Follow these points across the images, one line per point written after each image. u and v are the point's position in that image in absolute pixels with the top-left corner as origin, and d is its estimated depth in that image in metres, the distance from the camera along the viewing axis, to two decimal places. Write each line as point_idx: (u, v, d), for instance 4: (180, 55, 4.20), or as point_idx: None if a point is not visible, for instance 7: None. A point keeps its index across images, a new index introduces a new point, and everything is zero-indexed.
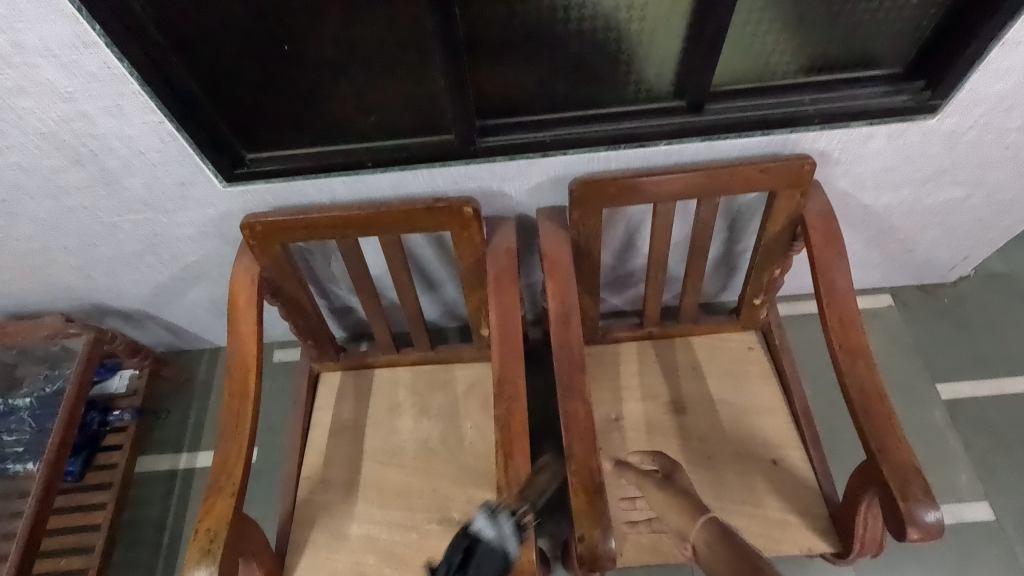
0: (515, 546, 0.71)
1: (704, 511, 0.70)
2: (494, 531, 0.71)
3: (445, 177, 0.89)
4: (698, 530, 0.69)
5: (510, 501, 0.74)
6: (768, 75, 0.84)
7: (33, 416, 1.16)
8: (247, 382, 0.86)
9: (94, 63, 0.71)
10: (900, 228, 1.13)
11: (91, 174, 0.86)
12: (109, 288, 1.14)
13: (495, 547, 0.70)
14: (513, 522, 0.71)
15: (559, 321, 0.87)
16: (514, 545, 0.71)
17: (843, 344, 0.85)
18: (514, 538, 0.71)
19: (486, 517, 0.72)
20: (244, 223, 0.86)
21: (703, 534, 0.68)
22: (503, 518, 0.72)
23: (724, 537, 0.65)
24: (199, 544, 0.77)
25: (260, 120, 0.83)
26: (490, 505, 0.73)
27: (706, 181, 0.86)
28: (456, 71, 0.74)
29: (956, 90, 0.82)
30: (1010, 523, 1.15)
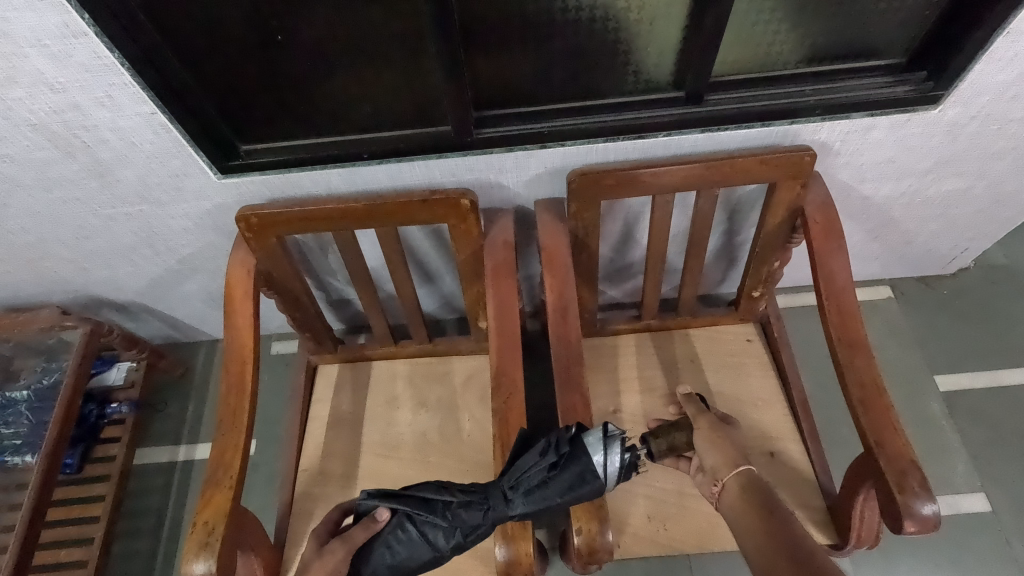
0: (613, 480, 0.74)
1: (744, 462, 0.82)
2: (603, 458, 0.74)
3: (442, 169, 0.88)
4: (733, 475, 0.81)
5: (625, 435, 0.76)
6: (769, 64, 0.83)
7: (30, 409, 1.15)
8: (245, 373, 0.86)
9: (85, 53, 0.70)
10: (901, 220, 1.13)
11: (83, 166, 0.85)
12: (105, 281, 1.13)
13: (598, 474, 0.74)
14: (623, 460, 0.75)
15: (557, 314, 0.86)
16: (611, 480, 0.74)
17: (842, 337, 0.85)
18: (615, 472, 0.75)
19: (601, 441, 0.75)
20: (239, 215, 0.85)
21: (736, 478, 0.81)
22: (616, 448, 0.75)
23: (758, 495, 0.78)
24: (196, 537, 0.77)
25: (253, 110, 0.82)
26: (608, 428, 0.76)
27: (704, 173, 0.85)
28: (453, 61, 0.73)
29: (959, 80, 0.81)
30: (1006, 514, 1.15)
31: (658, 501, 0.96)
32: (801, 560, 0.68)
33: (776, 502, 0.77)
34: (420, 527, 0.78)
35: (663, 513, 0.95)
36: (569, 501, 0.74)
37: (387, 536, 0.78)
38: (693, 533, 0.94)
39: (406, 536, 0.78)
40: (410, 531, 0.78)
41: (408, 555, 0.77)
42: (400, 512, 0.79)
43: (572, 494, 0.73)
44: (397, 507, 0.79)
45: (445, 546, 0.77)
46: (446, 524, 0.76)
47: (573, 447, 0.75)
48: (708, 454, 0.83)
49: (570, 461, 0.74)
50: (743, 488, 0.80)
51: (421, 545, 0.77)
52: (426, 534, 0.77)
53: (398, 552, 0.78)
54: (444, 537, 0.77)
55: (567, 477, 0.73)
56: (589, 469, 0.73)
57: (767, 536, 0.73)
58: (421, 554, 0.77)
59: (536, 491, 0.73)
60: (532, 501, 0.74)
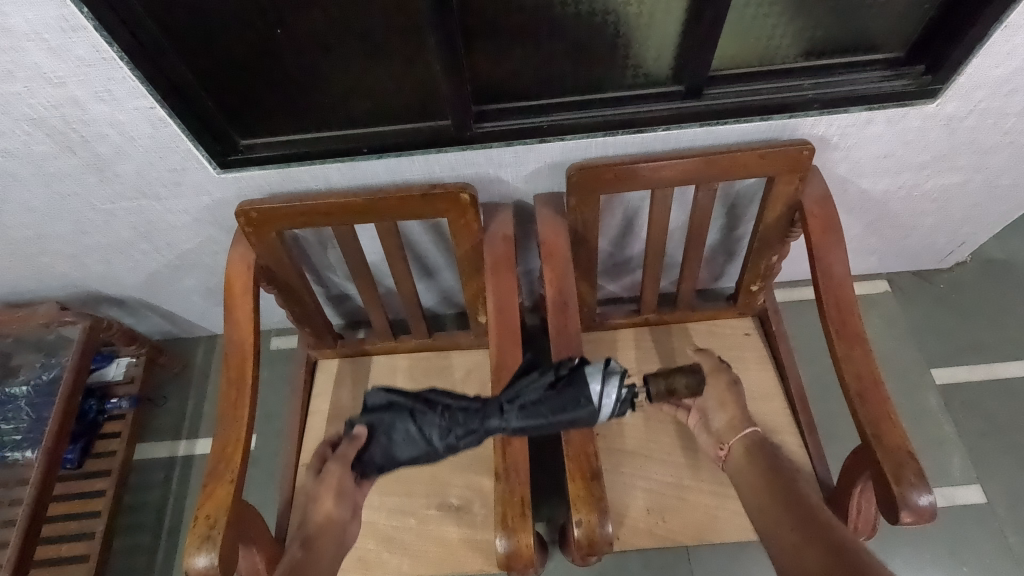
0: (606, 411, 0.80)
1: (750, 425, 0.89)
2: (599, 387, 0.80)
3: (441, 163, 0.88)
4: (739, 438, 0.88)
5: (625, 371, 0.82)
6: (768, 59, 0.83)
7: (30, 405, 1.15)
8: (245, 367, 0.87)
9: (83, 47, 0.69)
10: (898, 214, 1.13)
11: (82, 160, 0.85)
12: (104, 276, 1.13)
13: (592, 400, 0.80)
14: (619, 392, 0.80)
15: (556, 308, 0.87)
16: (604, 409, 0.80)
17: (840, 330, 0.85)
18: (609, 406, 0.80)
19: (600, 372, 0.81)
20: (239, 210, 0.85)
21: (740, 441, 0.88)
22: (612, 382, 0.80)
23: (764, 454, 0.85)
24: (198, 530, 0.77)
25: (252, 105, 0.81)
26: (609, 363, 0.82)
27: (703, 167, 0.85)
28: (453, 55, 0.73)
29: (957, 73, 0.81)
30: (1000, 505, 1.16)
31: (657, 494, 0.97)
32: (801, 513, 0.74)
33: (778, 462, 0.84)
34: (421, 423, 0.85)
35: (662, 506, 0.96)
36: (560, 422, 0.79)
37: (389, 430, 0.86)
38: (691, 525, 0.94)
39: (408, 429, 0.86)
40: (411, 425, 0.86)
41: (407, 448, 0.85)
42: (405, 407, 0.87)
43: (564, 413, 0.79)
44: (402, 403, 0.87)
45: (440, 445, 0.85)
46: (444, 423, 0.85)
47: (572, 372, 0.82)
48: (716, 415, 0.90)
49: (567, 384, 0.81)
50: (747, 449, 0.87)
51: (419, 442, 0.85)
52: (425, 430, 0.85)
53: (398, 445, 0.86)
54: (442, 436, 0.84)
55: (562, 398, 0.80)
56: (584, 394, 0.80)
57: (769, 494, 0.79)
58: (418, 450, 0.85)
59: (531, 407, 0.80)
60: (526, 416, 0.80)
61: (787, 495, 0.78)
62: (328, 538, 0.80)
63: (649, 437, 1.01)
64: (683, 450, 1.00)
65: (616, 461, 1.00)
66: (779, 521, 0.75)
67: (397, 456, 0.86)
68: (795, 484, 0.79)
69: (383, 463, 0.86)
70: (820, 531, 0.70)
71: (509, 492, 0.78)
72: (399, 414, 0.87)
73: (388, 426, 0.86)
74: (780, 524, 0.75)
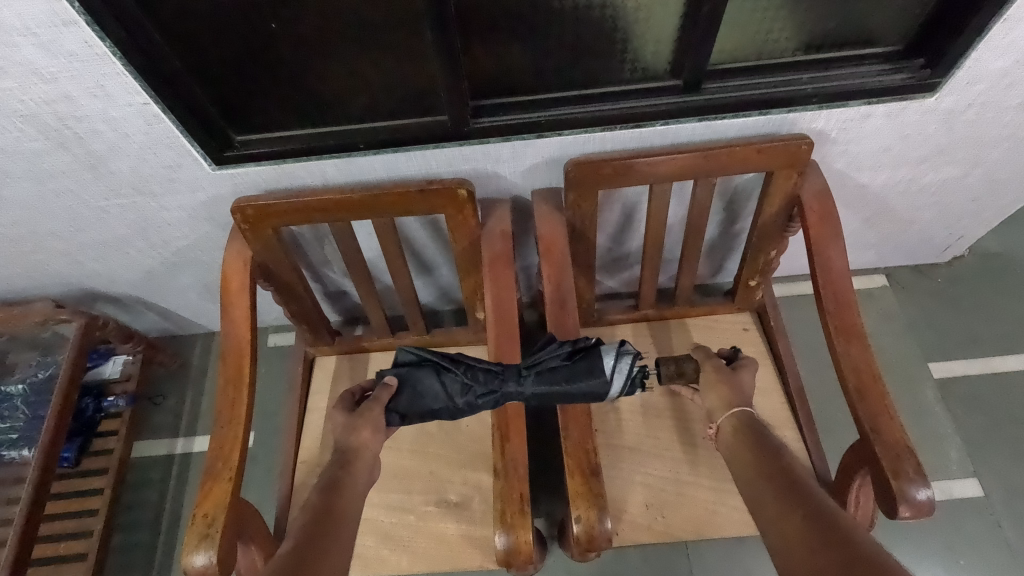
0: (616, 387, 0.81)
1: (739, 403, 0.85)
2: (613, 363, 0.81)
3: (439, 159, 0.88)
4: (726, 415, 0.85)
5: (638, 353, 0.83)
6: (766, 53, 0.83)
7: (27, 404, 1.15)
8: (242, 365, 0.86)
9: (75, 42, 0.68)
10: (897, 208, 1.13)
11: (75, 157, 0.84)
12: (99, 273, 1.12)
13: (605, 373, 0.81)
14: (630, 370, 0.82)
15: (555, 304, 0.86)
16: (614, 386, 0.81)
17: (838, 325, 0.85)
18: (619, 384, 0.81)
19: (614, 350, 0.82)
20: (234, 207, 0.84)
21: (728, 420, 0.84)
22: (627, 361, 0.82)
23: (752, 431, 0.82)
24: (196, 529, 0.77)
25: (247, 100, 0.81)
26: (624, 344, 0.83)
27: (702, 162, 0.85)
28: (449, 49, 0.72)
29: (956, 67, 0.81)
30: (997, 498, 1.17)
31: (656, 489, 0.97)
32: (787, 490, 0.71)
33: (767, 439, 0.80)
34: (444, 378, 0.84)
35: (661, 501, 0.96)
36: (573, 391, 0.80)
37: (413, 383, 0.85)
38: (690, 520, 0.94)
39: (431, 383, 0.84)
40: (434, 380, 0.85)
41: (429, 402, 0.84)
42: (430, 362, 0.86)
43: (578, 384, 0.80)
44: (426, 359, 0.86)
45: (460, 401, 0.83)
46: (465, 380, 0.83)
47: (590, 344, 0.82)
48: (707, 397, 0.88)
49: (584, 356, 0.81)
50: (737, 428, 0.83)
51: (441, 396, 0.84)
52: (447, 385, 0.84)
53: (420, 398, 0.85)
54: (463, 392, 0.83)
55: (578, 369, 0.80)
56: (598, 367, 0.81)
57: (756, 470, 0.76)
58: (440, 404, 0.84)
59: (549, 373, 0.80)
60: (543, 381, 0.80)
61: (777, 472, 0.74)
62: (363, 461, 0.80)
63: (648, 432, 1.01)
64: (682, 446, 1.00)
65: (614, 457, 1.00)
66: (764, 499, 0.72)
67: (419, 409, 0.85)
68: (787, 461, 0.76)
69: (405, 414, 0.85)
70: (809, 508, 0.67)
71: (509, 488, 0.78)
72: (424, 369, 0.86)
73: (413, 379, 0.85)
74: (768, 503, 0.71)
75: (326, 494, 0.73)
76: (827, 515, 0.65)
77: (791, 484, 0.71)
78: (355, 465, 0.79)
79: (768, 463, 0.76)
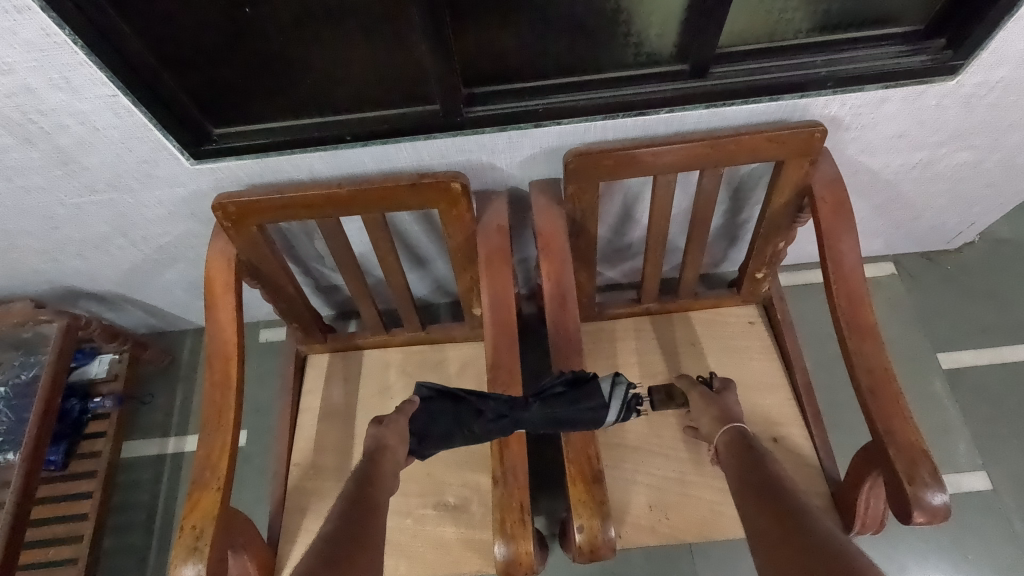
0: (613, 414, 0.79)
1: (731, 421, 0.85)
2: (609, 389, 0.80)
3: (430, 150, 0.83)
4: (722, 432, 0.84)
5: (632, 383, 0.82)
6: (779, 35, 0.78)
7: (9, 407, 1.11)
8: (229, 369, 0.83)
9: (32, 30, 0.63)
10: (909, 195, 1.09)
11: (43, 153, 0.79)
12: (80, 271, 1.08)
13: (604, 397, 0.78)
14: (624, 395, 0.80)
15: (554, 301, 0.83)
16: (610, 414, 0.79)
17: (850, 322, 0.82)
18: (615, 413, 0.80)
19: (609, 379, 0.82)
20: (215, 204, 0.79)
21: (724, 435, 0.84)
22: (621, 391, 0.81)
23: (745, 442, 0.81)
24: (184, 541, 0.74)
25: (224, 91, 0.75)
26: (617, 376, 0.82)
27: (708, 152, 0.80)
28: (439, 34, 0.67)
29: (980, 48, 0.76)
30: (1006, 491, 1.15)
31: (660, 490, 0.94)
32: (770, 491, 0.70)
33: (757, 448, 0.80)
34: (456, 409, 0.80)
35: (664, 502, 0.93)
36: (573, 417, 0.76)
37: (428, 416, 0.82)
38: (694, 521, 0.92)
39: (445, 415, 0.81)
40: (447, 411, 0.81)
41: (443, 432, 0.81)
42: (444, 395, 0.83)
43: (581, 410, 0.76)
44: (440, 393, 0.83)
45: (469, 430, 0.78)
46: (474, 409, 0.78)
47: (588, 375, 0.79)
48: (701, 420, 0.88)
49: (583, 382, 0.78)
50: (729, 440, 0.83)
51: (453, 427, 0.80)
52: (457, 416, 0.80)
53: (434, 429, 0.81)
54: (471, 421, 0.78)
55: (579, 395, 0.77)
56: (596, 392, 0.78)
57: (743, 476, 0.76)
58: (453, 435, 0.80)
59: (552, 400, 0.77)
60: (548, 409, 0.76)
61: (760, 480, 0.73)
62: (390, 460, 0.77)
63: (651, 431, 0.98)
64: (686, 444, 0.97)
65: (617, 456, 0.97)
66: (749, 500, 0.71)
67: (433, 440, 0.81)
68: (774, 470, 0.75)
69: (422, 443, 0.81)
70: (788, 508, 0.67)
71: (508, 497, 0.75)
72: (437, 402, 0.83)
73: (427, 413, 0.82)
74: (749, 511, 0.70)
75: (359, 489, 0.71)
76: (807, 520, 0.64)
77: (774, 490, 0.70)
78: (383, 463, 0.76)
79: (755, 468, 0.75)
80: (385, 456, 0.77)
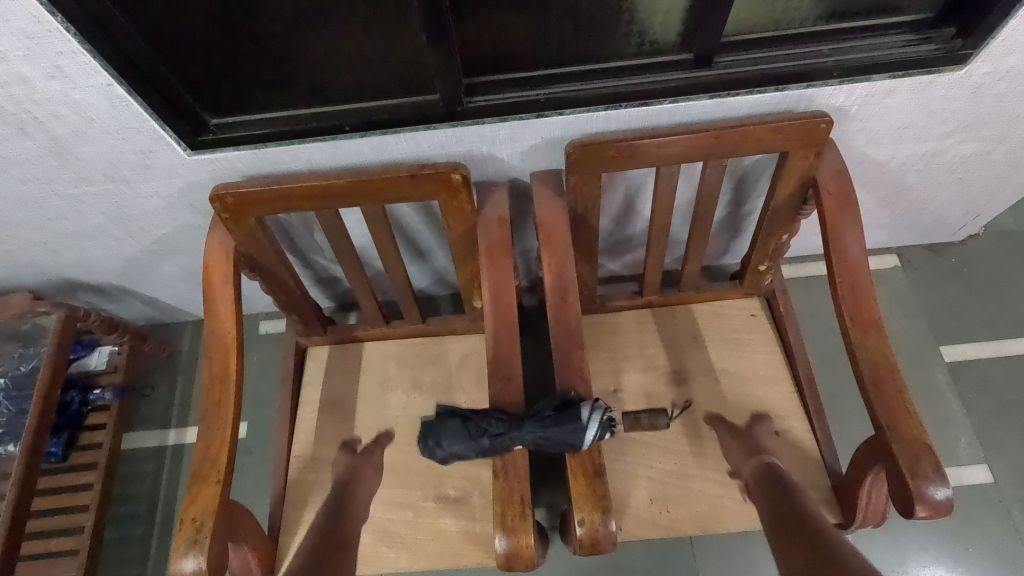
0: (591, 437, 0.74)
1: (760, 456, 0.89)
2: (587, 413, 0.74)
3: (430, 140, 0.82)
4: (751, 467, 0.88)
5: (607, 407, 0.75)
6: (785, 22, 0.76)
7: (9, 398, 1.11)
8: (229, 361, 0.82)
9: (23, 17, 0.62)
10: (914, 186, 1.08)
11: (38, 143, 0.78)
12: (78, 263, 1.07)
13: (583, 422, 0.74)
14: (601, 418, 0.75)
15: (555, 295, 0.82)
16: (587, 436, 0.74)
17: (854, 316, 0.81)
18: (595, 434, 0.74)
19: (587, 404, 0.75)
20: (212, 195, 0.78)
21: (754, 471, 0.87)
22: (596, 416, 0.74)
23: (773, 475, 0.84)
24: (185, 534, 0.74)
25: (221, 80, 0.74)
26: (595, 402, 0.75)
27: (712, 142, 0.79)
28: (439, 23, 0.65)
29: (990, 37, 0.74)
30: (1007, 484, 1.15)
31: (661, 482, 0.94)
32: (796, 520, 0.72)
33: (785, 481, 0.82)
34: (457, 426, 0.77)
35: (665, 495, 0.93)
36: (558, 441, 0.74)
37: (432, 434, 0.79)
38: (695, 514, 0.92)
39: (447, 434, 0.78)
40: (449, 429, 0.78)
41: (449, 451, 0.78)
42: (449, 415, 0.79)
43: (565, 437, 0.74)
44: (449, 412, 0.80)
45: (471, 448, 0.76)
46: (475, 427, 0.76)
47: (570, 401, 0.76)
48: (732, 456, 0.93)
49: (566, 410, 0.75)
50: (754, 472, 0.88)
51: (457, 447, 0.77)
52: (459, 434, 0.77)
53: (440, 447, 0.78)
54: (472, 439, 0.76)
55: (561, 422, 0.74)
56: (576, 417, 0.74)
57: (772, 508, 0.77)
58: (460, 454, 0.77)
59: (537, 428, 0.74)
60: (533, 436, 0.74)
61: (784, 506, 0.76)
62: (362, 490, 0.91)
63: (652, 424, 0.98)
64: (686, 437, 0.97)
65: (617, 449, 0.97)
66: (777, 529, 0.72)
67: (442, 456, 0.79)
68: (795, 496, 0.77)
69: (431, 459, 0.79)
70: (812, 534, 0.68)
71: (509, 490, 0.74)
72: (441, 421, 0.79)
73: (430, 431, 0.79)
74: (775, 539, 0.71)
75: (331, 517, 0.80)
76: (828, 541, 0.65)
77: (799, 518, 0.72)
78: (354, 493, 0.89)
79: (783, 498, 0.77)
80: (357, 488, 0.90)
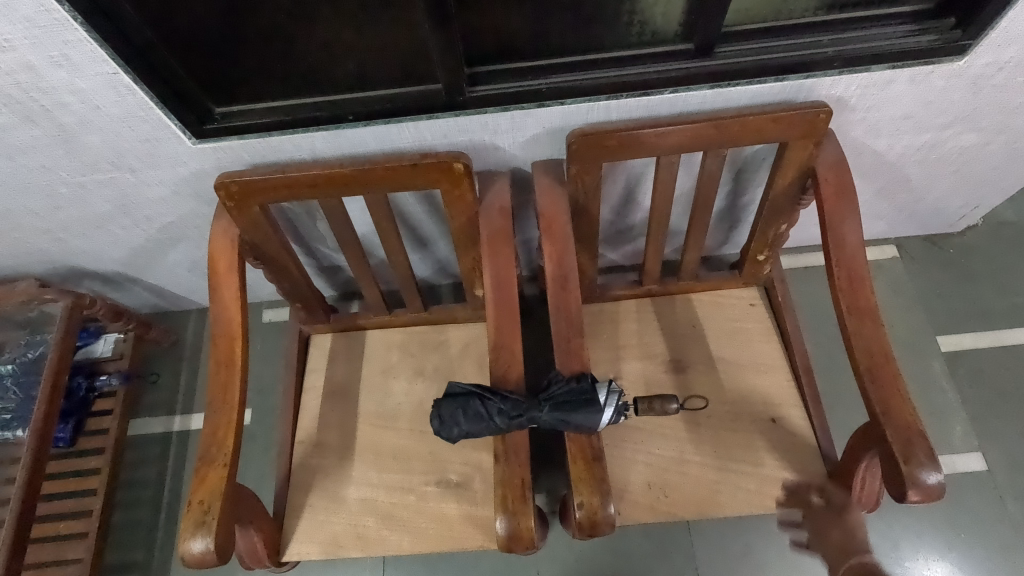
0: (607, 419, 0.78)
1: None
2: (604, 397, 0.78)
3: (433, 130, 0.82)
4: None
5: (623, 393, 0.80)
6: (785, 13, 0.76)
7: (17, 384, 1.13)
8: (234, 348, 0.83)
9: (31, 6, 0.63)
10: (913, 177, 1.08)
11: (45, 132, 0.79)
12: (84, 251, 1.09)
13: (599, 405, 0.76)
14: (617, 402, 0.79)
15: (556, 283, 0.82)
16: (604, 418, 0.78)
17: (851, 305, 0.82)
18: (608, 418, 0.78)
19: (604, 386, 0.79)
20: (218, 183, 0.79)
21: None
22: (613, 401, 0.79)
23: None
24: (193, 515, 0.75)
25: (225, 68, 0.75)
26: (611, 384, 0.79)
27: (712, 133, 0.79)
28: (441, 11, 0.66)
29: (988, 28, 0.75)
30: (1001, 472, 1.16)
31: (659, 468, 0.96)
32: None
33: None
34: (474, 407, 0.77)
35: (663, 480, 0.95)
36: (573, 422, 0.76)
37: (448, 414, 0.79)
38: (692, 499, 0.93)
39: (462, 414, 0.78)
40: (464, 409, 0.78)
41: (465, 430, 0.78)
42: (464, 394, 0.79)
43: (580, 419, 0.76)
44: (464, 391, 0.80)
45: (486, 428, 0.77)
46: (491, 407, 0.77)
47: (588, 385, 0.77)
48: None
49: (583, 393, 0.76)
50: None
51: (472, 426, 0.78)
52: (476, 415, 0.77)
53: (456, 425, 0.79)
54: (488, 419, 0.77)
55: (577, 405, 0.76)
56: (592, 401, 0.76)
57: None
58: (474, 433, 0.78)
59: (557, 407, 0.76)
60: (552, 416, 0.76)
61: None
62: None
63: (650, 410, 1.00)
64: (684, 424, 0.98)
65: (617, 436, 0.99)
66: None
67: (456, 433, 0.79)
68: None
69: (445, 436, 0.80)
70: None
71: (510, 474, 0.76)
72: (455, 400, 0.79)
73: (445, 411, 0.79)
74: None
75: None
76: None
77: None
78: None
79: None
80: None
